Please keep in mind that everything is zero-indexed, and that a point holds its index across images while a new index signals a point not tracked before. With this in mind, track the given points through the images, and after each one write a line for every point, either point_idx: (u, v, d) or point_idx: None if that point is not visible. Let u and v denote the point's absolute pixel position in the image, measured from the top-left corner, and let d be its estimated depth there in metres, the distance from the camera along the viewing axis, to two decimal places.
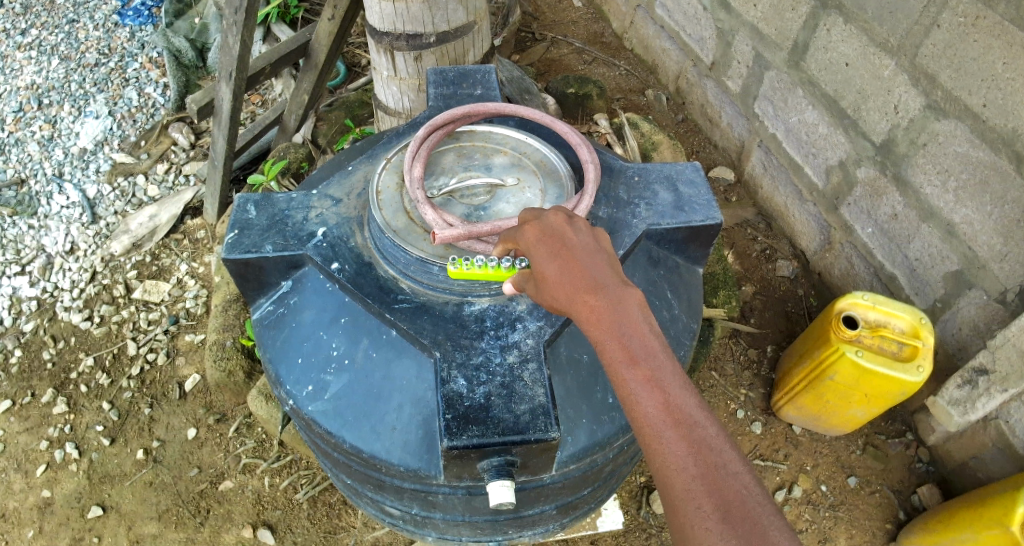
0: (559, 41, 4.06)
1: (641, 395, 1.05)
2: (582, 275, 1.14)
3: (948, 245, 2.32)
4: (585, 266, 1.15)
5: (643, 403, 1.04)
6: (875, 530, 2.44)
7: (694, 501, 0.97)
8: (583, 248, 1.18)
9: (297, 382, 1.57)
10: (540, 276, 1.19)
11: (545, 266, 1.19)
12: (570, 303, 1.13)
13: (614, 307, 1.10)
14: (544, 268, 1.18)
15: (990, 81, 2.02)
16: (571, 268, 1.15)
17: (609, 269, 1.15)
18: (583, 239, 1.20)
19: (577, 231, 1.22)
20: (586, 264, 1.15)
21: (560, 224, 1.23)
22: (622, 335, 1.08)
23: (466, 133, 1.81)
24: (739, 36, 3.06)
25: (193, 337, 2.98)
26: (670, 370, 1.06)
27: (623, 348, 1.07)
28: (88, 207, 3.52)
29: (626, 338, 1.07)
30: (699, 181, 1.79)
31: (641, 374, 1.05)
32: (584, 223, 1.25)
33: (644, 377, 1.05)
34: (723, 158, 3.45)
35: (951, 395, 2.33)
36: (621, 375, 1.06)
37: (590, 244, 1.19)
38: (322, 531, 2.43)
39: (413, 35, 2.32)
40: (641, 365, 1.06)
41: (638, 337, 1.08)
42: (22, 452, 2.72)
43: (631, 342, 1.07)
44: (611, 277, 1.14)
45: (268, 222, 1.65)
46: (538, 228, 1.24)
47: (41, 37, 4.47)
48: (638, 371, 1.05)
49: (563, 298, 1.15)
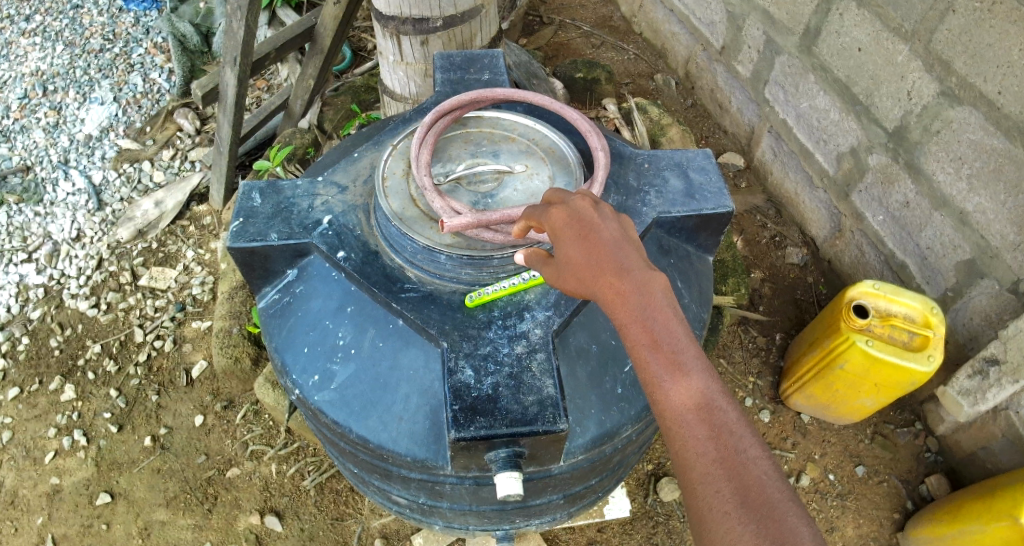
0: (567, 24, 4.01)
1: (666, 381, 1.01)
2: (606, 258, 1.10)
3: (960, 234, 2.29)
4: (612, 250, 1.11)
5: (669, 388, 1.01)
6: (882, 520, 2.44)
7: (713, 485, 0.95)
8: (608, 233, 1.14)
9: (303, 371, 1.56)
10: (563, 259, 1.15)
11: (569, 249, 1.15)
12: (594, 287, 1.10)
13: (640, 292, 1.06)
14: (568, 252, 1.15)
15: (1006, 68, 1.97)
16: (595, 251, 1.12)
17: (636, 254, 1.11)
18: (611, 225, 1.15)
19: (603, 216, 1.17)
20: (611, 248, 1.11)
21: (586, 208, 1.18)
22: (646, 319, 1.04)
23: (474, 118, 1.78)
24: (750, 20, 3.01)
25: (200, 324, 2.98)
26: (693, 355, 1.03)
27: (645, 332, 1.04)
28: (93, 194, 3.52)
29: (650, 322, 1.04)
30: (710, 168, 1.76)
31: (664, 358, 1.02)
32: (610, 209, 1.20)
33: (667, 361, 1.02)
34: (732, 144, 3.40)
35: (962, 385, 2.31)
36: (643, 360, 1.04)
37: (616, 230, 1.15)
38: (330, 518, 2.43)
39: (419, 19, 2.29)
40: (664, 349, 1.03)
41: (661, 321, 1.04)
42: (30, 439, 2.74)
43: (655, 326, 1.04)
44: (636, 261, 1.10)
45: (274, 210, 1.63)
46: (565, 212, 1.19)
47: (45, 23, 4.45)
48: (661, 355, 1.02)
49: (587, 280, 1.11)
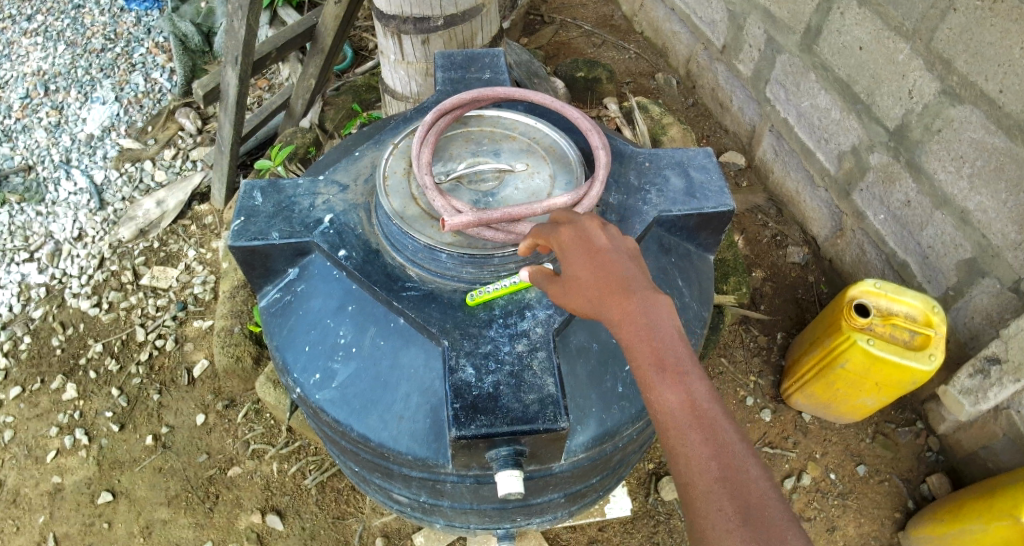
0: (568, 23, 4.01)
1: (667, 393, 1.02)
2: (613, 276, 1.11)
3: (962, 233, 2.29)
4: (618, 268, 1.11)
5: (670, 400, 1.02)
6: (883, 519, 2.44)
7: (715, 502, 0.96)
8: (614, 252, 1.14)
9: (304, 370, 1.57)
10: (570, 276, 1.15)
11: (575, 266, 1.15)
12: (600, 304, 1.10)
13: (644, 307, 1.06)
14: (575, 269, 1.15)
15: (1007, 67, 1.97)
16: (602, 269, 1.12)
17: (642, 273, 1.12)
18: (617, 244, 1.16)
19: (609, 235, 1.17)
20: (618, 266, 1.12)
21: (593, 226, 1.18)
22: (652, 337, 1.04)
23: (474, 117, 1.78)
24: (751, 19, 3.00)
25: (201, 323, 2.99)
26: (696, 373, 1.03)
27: (650, 350, 1.04)
28: (95, 193, 3.52)
29: (656, 340, 1.04)
30: (711, 167, 1.76)
31: (669, 377, 1.03)
32: (615, 228, 1.20)
33: (672, 379, 1.02)
34: (733, 143, 3.40)
35: (962, 385, 2.30)
36: (648, 377, 1.04)
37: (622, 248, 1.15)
38: (331, 516, 2.43)
39: (420, 18, 2.29)
40: (669, 367, 1.03)
41: (666, 339, 1.05)
42: (31, 438, 2.74)
43: (660, 344, 1.04)
44: (641, 280, 1.10)
45: (275, 209, 1.63)
46: (571, 229, 1.19)
47: (47, 23, 4.45)
48: (666, 373, 1.03)
49: (592, 297, 1.11)
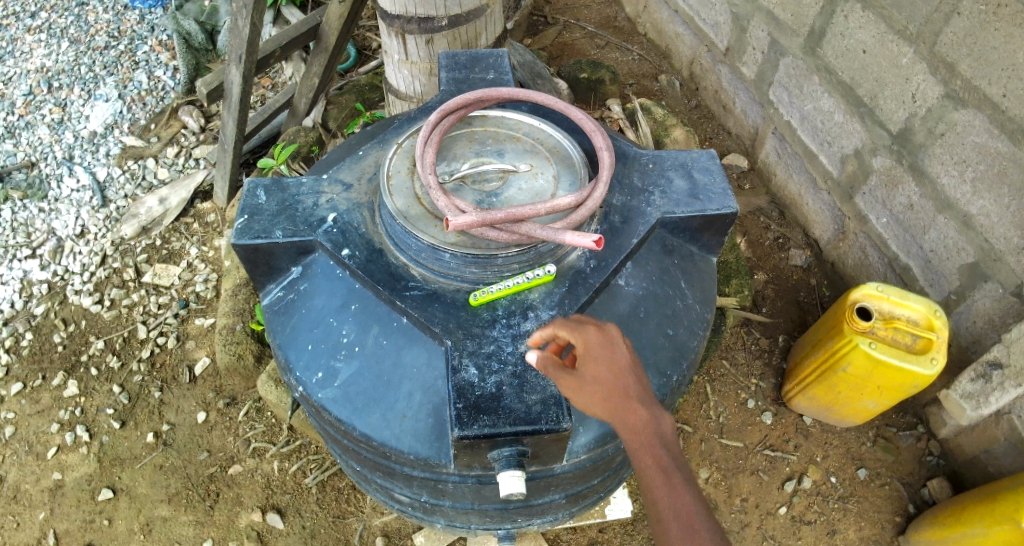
0: (571, 24, 4.01)
1: (665, 501, 1.17)
2: (632, 389, 1.22)
3: (964, 237, 2.28)
4: (636, 383, 1.23)
5: (669, 510, 1.16)
6: (883, 522, 2.44)
7: None
8: (631, 365, 1.25)
9: (307, 368, 1.57)
10: (593, 378, 1.22)
11: (601, 371, 1.22)
12: (620, 412, 1.20)
13: (652, 423, 1.20)
14: (600, 373, 1.22)
15: (1011, 71, 1.97)
16: (624, 380, 1.22)
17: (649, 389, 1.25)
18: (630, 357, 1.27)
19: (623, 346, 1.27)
20: (635, 382, 1.23)
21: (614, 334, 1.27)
22: (660, 450, 1.19)
23: (478, 118, 1.78)
24: (755, 21, 3.00)
25: (203, 321, 2.99)
26: (691, 484, 1.18)
27: (658, 459, 1.18)
28: (98, 190, 3.52)
29: (662, 451, 1.19)
30: (714, 168, 1.76)
31: (673, 484, 1.17)
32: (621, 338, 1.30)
33: (674, 486, 1.17)
34: (736, 145, 3.40)
35: (964, 389, 2.29)
36: (655, 483, 1.18)
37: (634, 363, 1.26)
38: (332, 515, 2.44)
39: (424, 18, 2.29)
40: (673, 476, 1.18)
41: (670, 452, 1.20)
42: (33, 434, 2.74)
43: (665, 456, 1.19)
44: (649, 397, 1.23)
45: (279, 207, 1.63)
46: (596, 333, 1.25)
47: (51, 20, 4.46)
48: (670, 480, 1.17)
49: (612, 404, 1.21)
